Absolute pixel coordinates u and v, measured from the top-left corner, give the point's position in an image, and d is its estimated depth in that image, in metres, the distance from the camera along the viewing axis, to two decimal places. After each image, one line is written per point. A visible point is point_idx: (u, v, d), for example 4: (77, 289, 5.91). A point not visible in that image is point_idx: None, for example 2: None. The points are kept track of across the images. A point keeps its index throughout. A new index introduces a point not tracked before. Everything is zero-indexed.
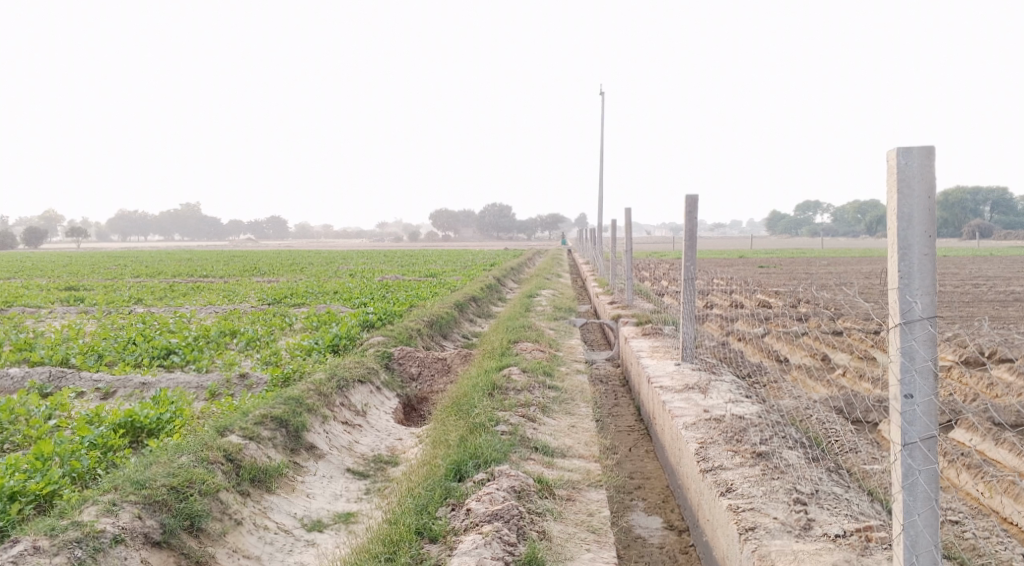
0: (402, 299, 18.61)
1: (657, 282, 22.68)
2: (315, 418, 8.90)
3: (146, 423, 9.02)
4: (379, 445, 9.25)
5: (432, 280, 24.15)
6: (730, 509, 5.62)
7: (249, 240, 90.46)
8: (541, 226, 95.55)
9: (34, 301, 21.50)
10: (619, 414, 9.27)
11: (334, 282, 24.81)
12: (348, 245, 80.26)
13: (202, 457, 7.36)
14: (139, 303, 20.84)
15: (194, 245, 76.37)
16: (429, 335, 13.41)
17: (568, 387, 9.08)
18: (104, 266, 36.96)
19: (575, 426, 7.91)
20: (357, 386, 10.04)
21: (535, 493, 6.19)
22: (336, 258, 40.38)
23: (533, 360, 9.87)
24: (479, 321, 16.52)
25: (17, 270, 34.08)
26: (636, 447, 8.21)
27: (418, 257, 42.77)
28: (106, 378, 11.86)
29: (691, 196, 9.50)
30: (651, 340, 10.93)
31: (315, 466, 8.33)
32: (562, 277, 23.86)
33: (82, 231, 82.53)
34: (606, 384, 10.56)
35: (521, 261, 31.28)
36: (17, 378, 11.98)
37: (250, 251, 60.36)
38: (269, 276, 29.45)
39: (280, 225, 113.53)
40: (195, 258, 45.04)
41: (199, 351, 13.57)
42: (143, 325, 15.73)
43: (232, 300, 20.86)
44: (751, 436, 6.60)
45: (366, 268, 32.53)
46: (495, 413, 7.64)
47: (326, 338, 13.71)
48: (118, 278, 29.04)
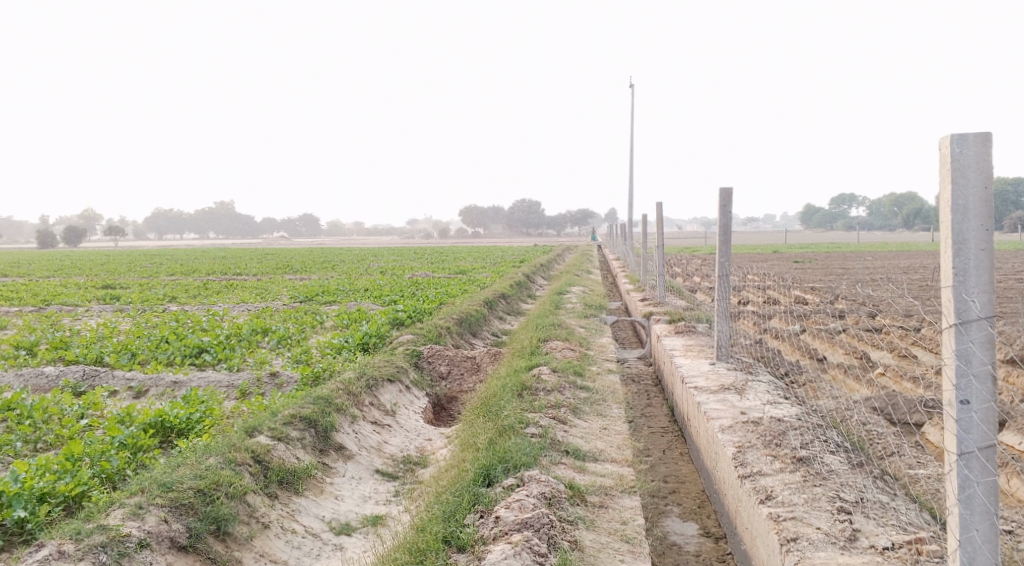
0: (432, 296, 18.50)
1: (690, 278, 22.35)
2: (344, 418, 8.79)
3: (176, 423, 8.97)
4: (408, 445, 9.12)
5: (463, 278, 24.05)
6: (770, 518, 5.40)
7: (283, 238, 91.16)
8: (571, 222, 95.17)
9: (72, 299, 21.73)
10: (653, 415, 9.06)
11: (365, 280, 24.79)
12: (380, 242, 80.52)
13: (229, 458, 7.29)
14: (174, 301, 20.94)
15: (229, 243, 77.05)
16: (459, 333, 13.28)
17: (599, 388, 8.88)
18: (141, 264, 37.31)
19: (607, 428, 7.73)
20: (386, 385, 9.92)
21: (566, 499, 6.02)
22: (367, 256, 40.40)
23: (563, 360, 9.69)
24: (509, 318, 16.35)
25: (56, 269, 34.49)
26: (671, 449, 8.00)
27: (449, 253, 42.66)
28: (139, 377, 11.87)
29: (725, 190, 9.24)
30: (684, 338, 10.70)
31: (344, 467, 8.22)
32: (593, 274, 23.63)
33: (120, 230, 83.27)
34: (639, 383, 10.35)
35: (553, 258, 31.08)
36: (52, 377, 12.03)
37: (283, 250, 60.79)
38: (302, 274, 29.56)
39: (313, 224, 114.40)
40: (230, 257, 45.47)
41: (231, 350, 13.56)
42: (177, 324, 15.78)
43: (264, 298, 20.90)
44: (791, 440, 6.37)
45: (399, 266, 32.56)
46: (525, 415, 7.48)
47: (356, 336, 13.64)
48: (154, 276, 29.31)
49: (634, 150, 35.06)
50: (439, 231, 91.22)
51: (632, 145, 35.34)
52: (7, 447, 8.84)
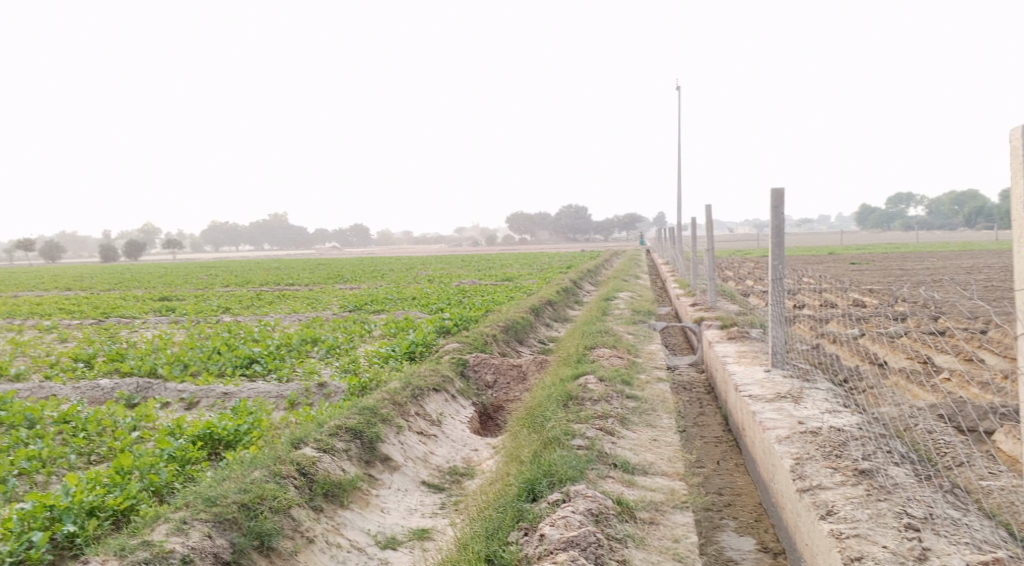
0: (479, 304, 18.37)
1: (742, 282, 21.88)
2: (389, 428, 8.66)
3: (224, 435, 8.93)
4: (455, 456, 8.97)
5: (510, 284, 23.90)
6: (832, 536, 5.13)
7: (334, 248, 92.33)
8: (620, 227, 94.52)
9: (129, 311, 22.12)
10: (706, 424, 8.77)
11: (413, 288, 24.80)
12: (428, 250, 81.00)
13: (274, 471, 7.21)
14: (227, 312, 21.17)
15: (284, 254, 78.19)
16: (506, 341, 13.13)
17: (649, 396, 8.62)
18: (196, 276, 37.92)
19: (657, 439, 7.47)
20: (431, 395, 9.78)
21: (615, 515, 5.79)
22: (417, 265, 40.62)
23: (611, 368, 9.45)
24: (557, 325, 16.15)
25: (116, 282, 35.27)
26: (725, 460, 7.73)
27: (497, 260, 42.60)
28: (190, 389, 11.93)
29: (777, 190, 8.93)
30: (736, 344, 10.38)
31: (390, 478, 8.10)
32: (642, 279, 23.33)
33: (178, 243, 84.66)
34: (690, 391, 10.06)
35: (601, 263, 30.80)
36: (107, 389, 12.16)
37: (335, 260, 61.59)
38: (351, 283, 29.72)
39: (363, 233, 115.54)
40: (283, 267, 45.94)
41: (281, 360, 13.60)
42: (229, 334, 15.89)
43: (314, 308, 21.01)
44: (852, 451, 6.06)
45: (447, 274, 32.56)
46: (571, 426, 7.27)
47: (403, 345, 13.57)
48: (209, 287, 29.76)
49: (682, 152, 34.59)
50: (487, 238, 91.39)
51: (680, 147, 34.86)
52: (61, 459, 8.90)
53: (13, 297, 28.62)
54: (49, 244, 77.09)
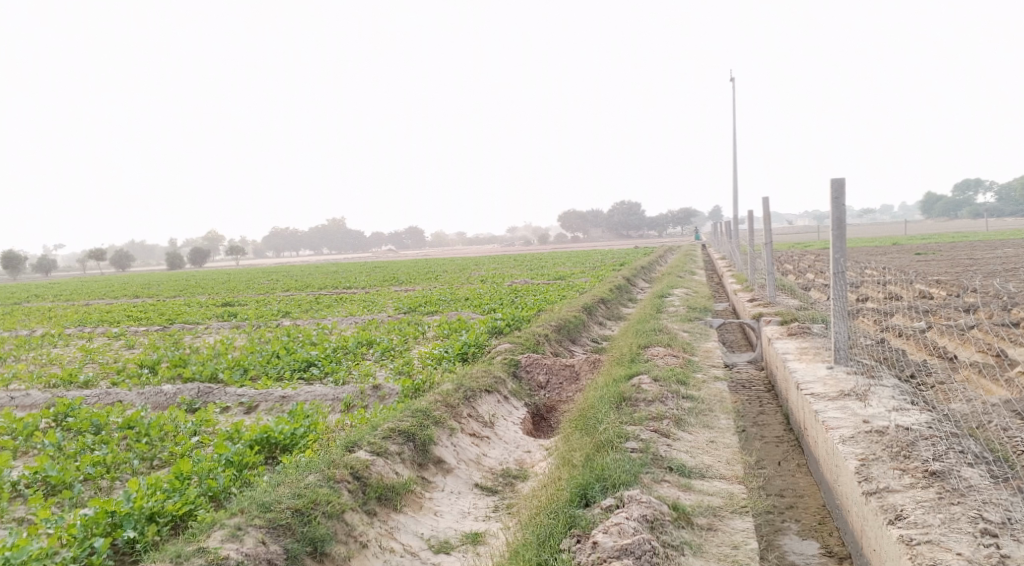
0: (532, 303, 18.27)
1: (803, 275, 21.35)
2: (442, 431, 8.59)
3: (281, 439, 8.95)
4: (508, 458, 8.86)
5: (564, 283, 23.74)
6: (902, 542, 4.89)
7: (389, 251, 93.25)
8: (674, 222, 93.46)
9: (193, 317, 22.58)
10: (766, 424, 8.52)
11: (467, 289, 24.82)
12: (481, 251, 81.23)
13: (328, 476, 7.18)
14: (286, 316, 21.45)
15: (341, 258, 79.20)
16: (558, 340, 12.99)
17: (705, 396, 8.40)
18: (258, 281, 38.66)
19: (715, 441, 7.26)
20: (484, 396, 9.70)
21: (671, 522, 5.62)
22: (472, 266, 40.72)
23: (666, 367, 9.25)
24: (611, 323, 15.96)
25: (181, 289, 36.12)
26: (787, 461, 7.49)
27: (551, 259, 42.47)
28: (249, 393, 12.06)
29: (837, 180, 8.61)
30: (797, 341, 10.07)
31: (443, 481, 8.03)
32: (698, 274, 22.95)
33: (241, 250, 86.35)
34: (749, 389, 9.79)
35: (656, 259, 30.44)
36: (170, 394, 12.36)
37: (390, 262, 62.12)
38: (407, 285, 29.88)
39: (417, 235, 116.35)
40: (341, 270, 46.44)
41: (337, 363, 13.68)
42: (288, 338, 16.07)
43: (370, 310, 21.15)
44: (921, 451, 5.77)
45: (500, 273, 32.55)
46: (624, 428, 7.10)
47: (456, 346, 13.54)
48: (269, 292, 30.25)
49: (737, 144, 33.98)
50: (540, 237, 91.31)
51: (735, 139, 34.27)
52: (125, 463, 9.02)
53: (83, 306, 29.51)
54: (117, 254, 79.36)
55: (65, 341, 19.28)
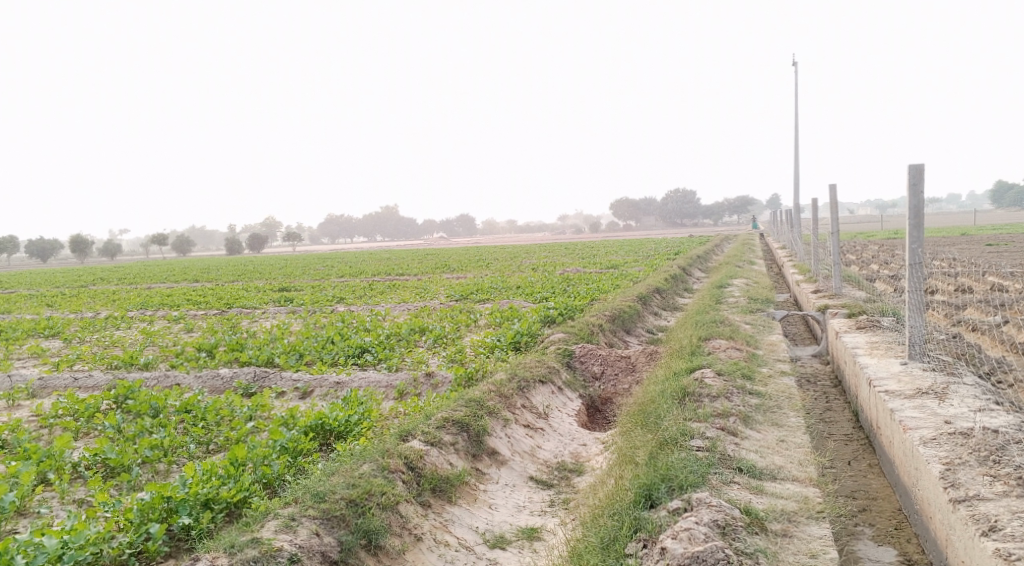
0: (585, 293, 17.99)
1: (866, 266, 20.65)
2: (496, 421, 8.38)
3: (335, 426, 8.80)
4: (563, 450, 8.59)
5: (616, 272, 23.38)
6: (999, 557, 4.58)
7: (441, 239, 93.49)
8: (729, 211, 91.90)
9: (251, 302, 22.77)
10: (834, 422, 8.16)
11: (518, 277, 24.56)
12: (533, 239, 80.81)
13: (382, 465, 7.03)
14: (341, 302, 21.51)
15: (394, 245, 79.59)
16: (613, 330, 12.70)
17: (772, 392, 8.05)
18: (314, 267, 38.95)
19: (784, 440, 6.92)
20: (538, 387, 9.46)
21: (744, 528, 5.33)
22: (522, 253, 40.47)
23: (729, 361, 8.91)
24: (666, 314, 15.61)
25: (240, 274, 36.68)
26: (857, 461, 7.16)
27: (603, 248, 41.98)
28: (304, 378, 12.00)
29: (915, 166, 8.15)
30: (866, 335, 9.62)
31: (498, 473, 7.82)
32: (756, 265, 22.38)
33: (299, 236, 87.40)
34: (815, 384, 9.41)
35: (711, 248, 29.84)
36: (227, 378, 12.37)
37: (441, 249, 62.20)
38: (460, 272, 29.76)
39: (469, 223, 116.42)
40: (393, 257, 46.61)
41: (390, 350, 13.58)
42: (342, 324, 16.04)
43: (423, 297, 21.08)
44: (1013, 456, 5.41)
45: (552, 261, 32.28)
46: (688, 425, 6.80)
47: (508, 334, 13.33)
48: (324, 278, 30.39)
49: (797, 132, 33.03)
50: (591, 224, 90.60)
51: (795, 124, 33.34)
52: (182, 448, 8.98)
53: (146, 289, 30.16)
54: (178, 239, 80.98)
55: (127, 323, 19.62)
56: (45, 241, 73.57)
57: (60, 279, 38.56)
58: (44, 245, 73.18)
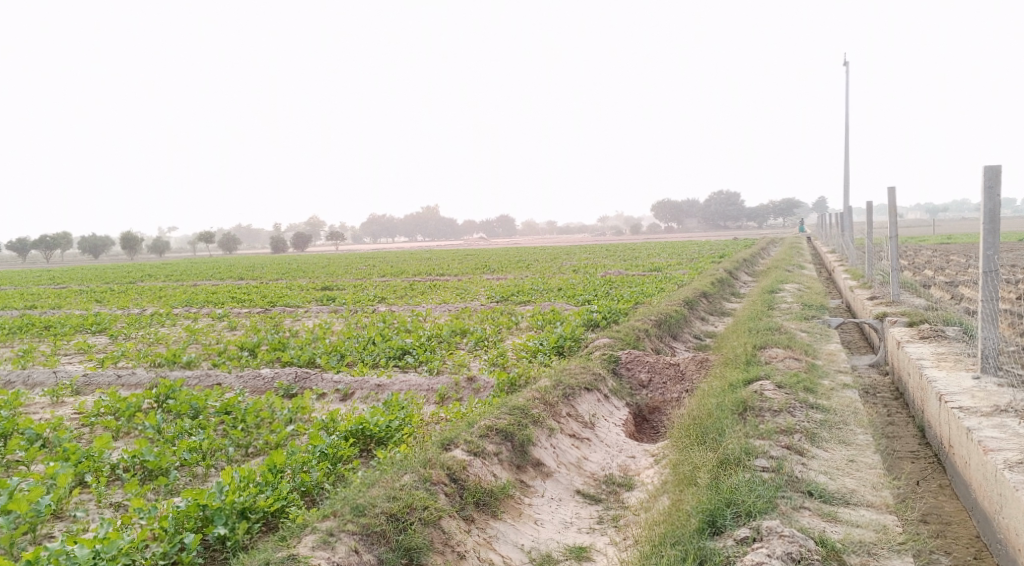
0: (628, 296, 17.55)
1: (921, 272, 19.89)
2: (541, 430, 8.06)
3: (376, 432, 8.51)
4: (611, 463, 8.20)
5: (660, 275, 22.88)
6: None
7: (480, 240, 93.25)
8: (773, 213, 90.23)
9: (294, 300, 22.70)
10: (899, 437, 7.72)
11: (559, 279, 24.13)
12: (572, 241, 80.14)
13: (425, 476, 6.75)
14: (383, 302, 21.31)
15: (434, 246, 79.55)
16: (659, 335, 12.30)
17: (836, 407, 7.73)
18: (355, 266, 38.93)
19: (854, 460, 6.71)
20: (584, 395, 9.10)
21: (820, 561, 5.32)
22: (562, 254, 40.03)
23: (788, 372, 8.55)
24: (713, 319, 15.16)
25: (285, 272, 36.80)
26: (927, 481, 6.77)
27: (645, 250, 41.33)
28: (345, 380, 11.80)
29: (991, 167, 7.65)
30: (932, 345, 9.11)
31: (543, 486, 7.49)
32: (806, 269, 21.72)
33: (342, 235, 88.35)
34: (876, 396, 8.93)
35: (758, 252, 29.09)
36: (268, 379, 12.19)
37: (481, 250, 61.87)
38: (500, 273, 29.43)
39: (509, 224, 115.99)
40: (435, 257, 46.43)
41: (432, 352, 13.32)
42: (384, 324, 15.83)
43: (463, 298, 20.80)
44: None
45: (595, 264, 31.76)
46: (751, 443, 6.72)
47: (551, 338, 12.98)
48: (366, 278, 30.24)
49: (847, 134, 32.06)
50: (633, 226, 89.65)
51: (846, 125, 32.32)
52: (220, 451, 8.78)
53: (192, 285, 30.45)
54: (225, 237, 82.10)
55: (172, 320, 19.66)
56: (98, 237, 75.38)
57: (111, 275, 39.25)
58: (97, 242, 74.75)
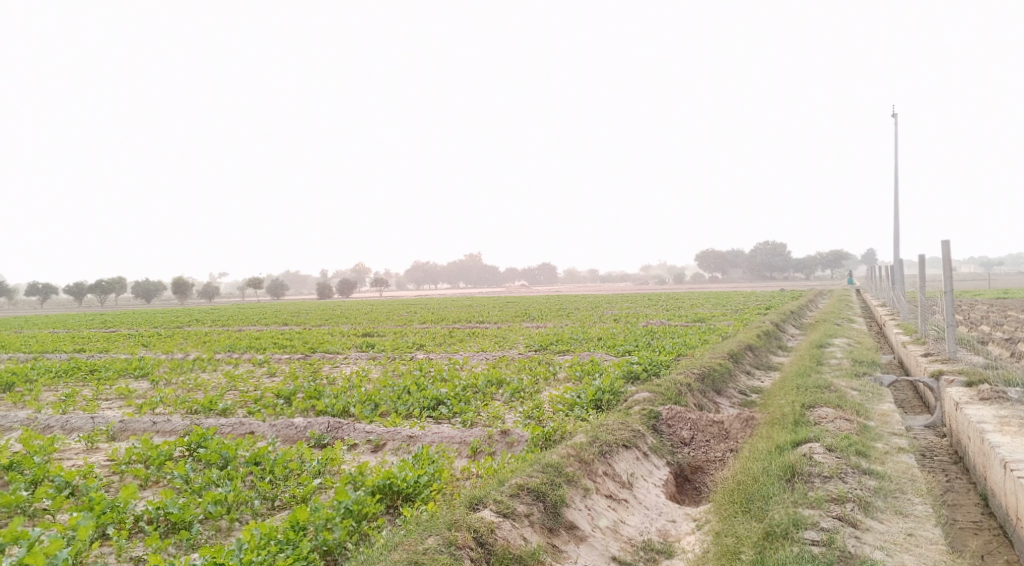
0: (670, 347, 17.08)
1: (977, 327, 19.08)
2: (576, 490, 7.69)
3: (404, 487, 8.16)
4: (649, 527, 7.76)
5: (702, 326, 22.34)
6: None
7: (521, 288, 93.16)
8: (821, 264, 88.65)
9: (334, 347, 22.58)
10: (959, 504, 7.21)
11: (599, 328, 23.68)
12: (614, 290, 79.56)
13: (449, 540, 6.50)
14: (421, 350, 21.07)
15: (475, 293, 79.57)
16: (702, 390, 11.83)
17: (891, 473, 7.28)
18: (396, 313, 38.88)
19: (913, 535, 6.35)
20: (621, 452, 8.69)
21: None
22: (604, 304, 39.66)
23: (839, 434, 8.09)
24: (759, 373, 14.62)
25: (327, 318, 36.85)
26: (993, 556, 6.35)
27: (689, 300, 40.64)
28: (378, 430, 11.52)
29: None
30: (993, 408, 8.54)
31: (577, 551, 7.09)
32: (855, 323, 21.00)
33: (386, 281, 88.90)
34: (932, 459, 8.40)
35: (805, 304, 28.35)
36: (301, 428, 11.94)
37: (522, 299, 61.59)
38: (540, 321, 29.04)
39: (551, 273, 115.77)
40: (476, 304, 46.38)
41: (467, 403, 12.98)
42: (420, 373, 15.55)
43: (502, 347, 20.45)
44: None
45: (635, 313, 31.25)
46: (800, 513, 6.45)
47: (589, 390, 12.57)
48: (407, 325, 30.07)
49: (897, 185, 31.37)
50: (676, 275, 88.73)
51: (896, 176, 31.60)
52: (246, 503, 8.53)
53: (236, 331, 30.57)
54: (273, 282, 83.21)
55: (212, 366, 19.62)
56: (150, 282, 76.91)
57: (158, 319, 40.03)
58: (149, 286, 76.20)
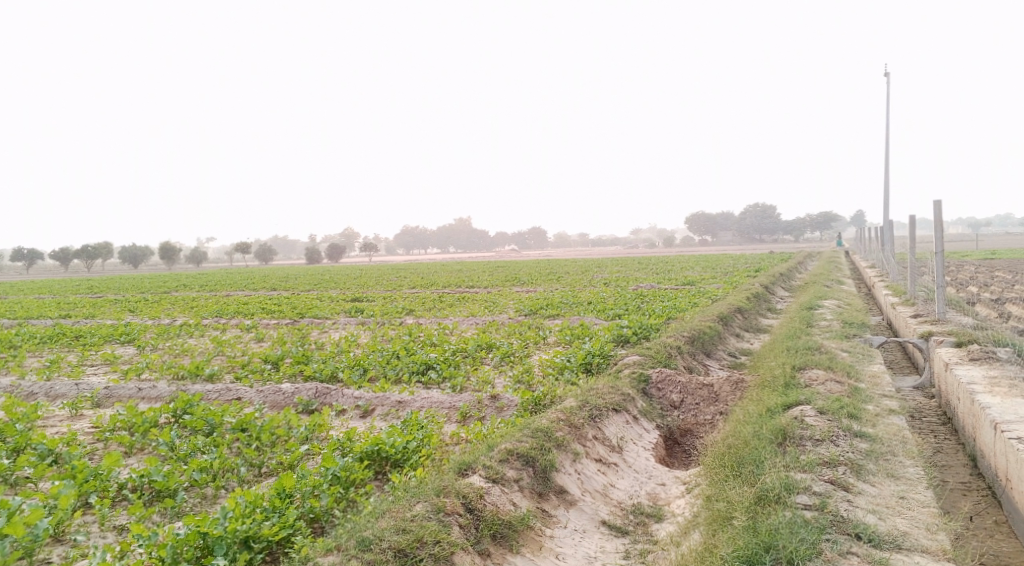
0: (660, 310, 17.01)
1: (966, 288, 19.07)
2: (565, 455, 7.62)
3: (392, 453, 8.07)
4: (639, 491, 7.73)
5: (692, 289, 22.28)
6: None
7: (511, 252, 92.96)
8: (810, 227, 88.74)
9: (323, 312, 22.42)
10: (948, 465, 7.19)
11: (589, 292, 23.59)
12: (604, 254, 79.41)
13: (438, 506, 6.42)
14: (411, 315, 20.95)
15: (465, 257, 79.37)
16: (691, 353, 11.78)
17: (882, 436, 7.25)
18: (386, 278, 38.65)
19: (905, 498, 6.32)
20: (611, 416, 8.63)
21: None
22: (594, 267, 39.61)
23: (830, 396, 8.04)
24: (748, 336, 14.58)
25: (316, 283, 36.61)
26: (981, 517, 6.34)
27: (679, 263, 40.61)
28: (366, 396, 11.44)
29: None
30: (982, 369, 8.51)
31: (566, 516, 7.04)
32: (845, 285, 20.98)
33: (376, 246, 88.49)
34: (921, 420, 8.38)
35: (796, 266, 28.29)
36: (288, 394, 11.84)
37: (512, 264, 61.44)
38: (530, 285, 28.94)
39: (541, 237, 115.55)
40: (467, 268, 46.23)
41: (456, 367, 12.90)
42: (409, 338, 15.44)
43: (492, 311, 20.35)
44: None
45: (626, 276, 31.18)
46: (792, 477, 6.40)
47: (578, 354, 12.50)
48: (397, 290, 29.94)
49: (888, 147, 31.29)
50: (666, 239, 88.63)
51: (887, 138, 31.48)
52: (232, 471, 8.44)
53: (225, 296, 30.37)
54: (262, 248, 82.71)
55: (200, 332, 19.44)
56: (138, 247, 76.33)
57: (148, 285, 39.81)
58: (137, 252, 75.64)
